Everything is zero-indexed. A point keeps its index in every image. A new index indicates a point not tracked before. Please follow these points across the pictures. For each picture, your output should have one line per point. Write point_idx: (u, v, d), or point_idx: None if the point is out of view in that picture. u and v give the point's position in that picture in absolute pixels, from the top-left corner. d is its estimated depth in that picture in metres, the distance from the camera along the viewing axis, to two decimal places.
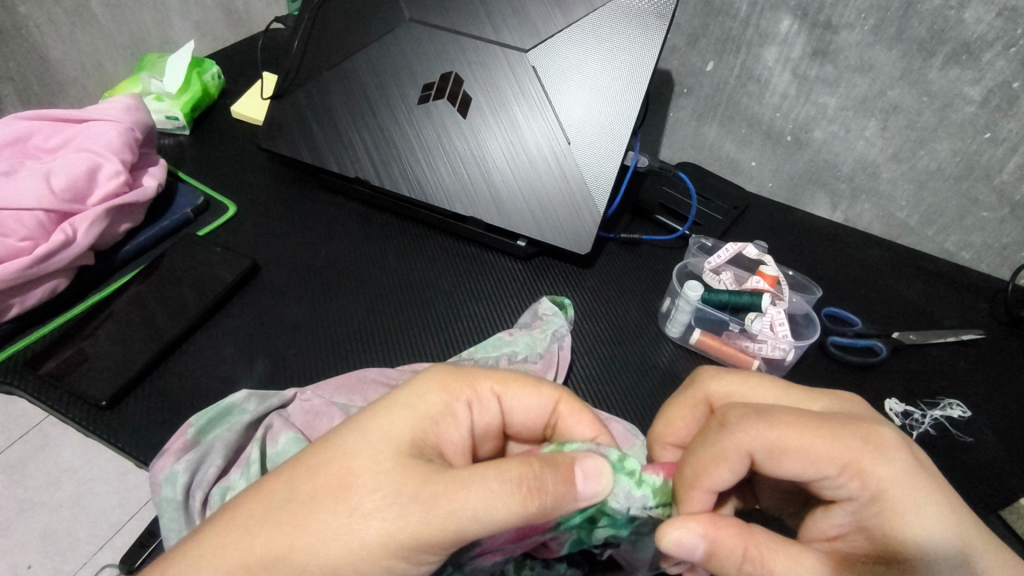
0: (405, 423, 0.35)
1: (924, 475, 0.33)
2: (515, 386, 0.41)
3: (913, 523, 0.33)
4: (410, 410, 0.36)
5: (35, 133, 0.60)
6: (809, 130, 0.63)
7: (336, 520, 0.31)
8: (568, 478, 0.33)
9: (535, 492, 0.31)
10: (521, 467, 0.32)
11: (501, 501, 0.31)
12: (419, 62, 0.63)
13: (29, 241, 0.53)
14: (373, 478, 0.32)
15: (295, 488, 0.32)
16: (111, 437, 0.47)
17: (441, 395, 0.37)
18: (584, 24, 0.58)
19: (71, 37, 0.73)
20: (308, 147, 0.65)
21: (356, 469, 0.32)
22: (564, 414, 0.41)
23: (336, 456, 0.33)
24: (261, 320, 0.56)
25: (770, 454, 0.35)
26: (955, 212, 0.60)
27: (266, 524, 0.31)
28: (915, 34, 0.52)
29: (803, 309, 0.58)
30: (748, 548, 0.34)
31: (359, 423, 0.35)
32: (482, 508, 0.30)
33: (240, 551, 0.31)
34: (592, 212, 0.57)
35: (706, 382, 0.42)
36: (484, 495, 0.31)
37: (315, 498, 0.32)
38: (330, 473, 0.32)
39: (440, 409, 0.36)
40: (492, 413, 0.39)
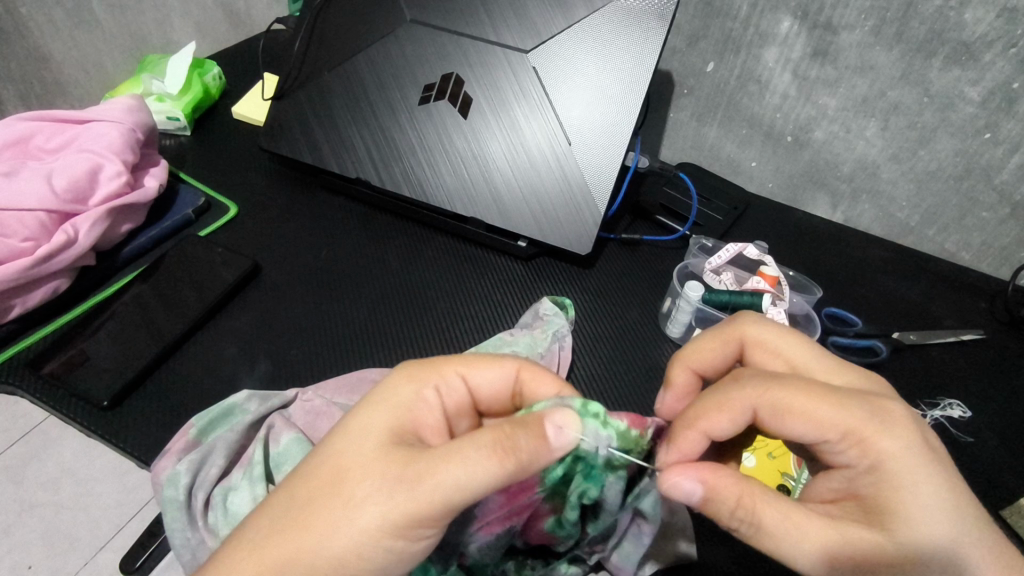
0: (381, 416, 0.35)
1: (930, 462, 0.33)
2: (477, 363, 0.39)
3: (911, 498, 0.32)
4: (385, 404, 0.36)
5: (36, 134, 0.60)
6: (810, 130, 0.63)
7: (334, 518, 0.31)
8: (540, 437, 0.33)
9: (511, 453, 0.31)
10: (492, 432, 0.32)
11: (482, 464, 0.31)
12: (420, 63, 0.63)
13: (31, 242, 0.53)
14: (361, 470, 0.32)
15: (293, 495, 0.32)
16: (112, 438, 0.47)
17: (409, 385, 0.37)
18: (584, 25, 0.58)
19: (72, 38, 0.73)
20: (308, 148, 0.65)
21: (345, 464, 0.33)
22: (529, 381, 0.40)
23: (324, 459, 0.33)
24: (262, 320, 0.57)
25: (774, 411, 0.36)
26: (955, 212, 0.60)
27: (273, 532, 0.31)
28: (915, 34, 0.52)
29: (804, 309, 0.58)
30: (742, 500, 0.33)
31: (341, 424, 0.35)
32: (464, 475, 0.31)
33: (253, 562, 0.31)
34: (592, 212, 0.57)
35: (748, 325, 0.41)
36: (462, 463, 0.31)
37: (313, 499, 0.32)
38: (322, 473, 0.33)
39: (410, 398, 0.36)
40: (460, 392, 0.39)
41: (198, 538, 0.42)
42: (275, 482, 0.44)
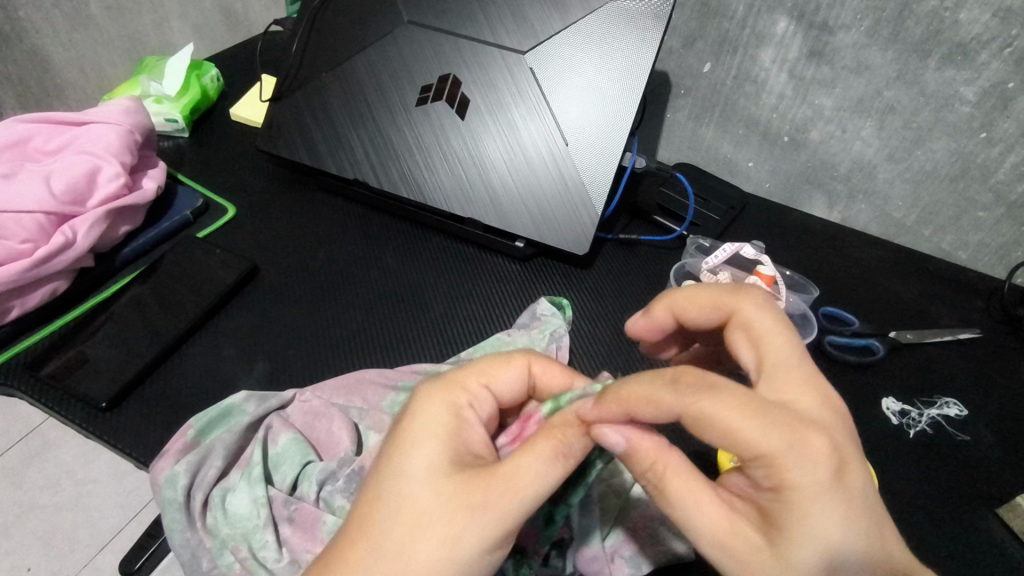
0: (434, 445, 0.35)
1: (837, 497, 0.29)
2: (494, 370, 0.40)
3: (806, 527, 0.29)
4: (430, 434, 0.36)
5: (35, 136, 0.60)
6: (807, 131, 0.63)
7: (438, 553, 0.32)
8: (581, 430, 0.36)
9: (570, 455, 0.35)
10: (550, 437, 0.35)
11: (553, 468, 0.34)
12: (417, 64, 0.63)
13: (29, 243, 0.53)
14: (447, 503, 0.33)
15: (380, 542, 0.32)
16: (111, 439, 0.48)
17: (446, 410, 0.37)
18: (581, 25, 0.58)
19: (71, 40, 0.73)
20: (306, 149, 0.65)
21: (422, 503, 0.33)
22: (541, 379, 0.42)
23: (399, 502, 0.33)
24: (260, 321, 0.57)
25: (696, 422, 0.31)
26: (951, 211, 0.60)
27: None
28: (911, 35, 0.52)
29: (800, 309, 0.59)
30: (655, 460, 0.33)
31: (394, 464, 0.34)
32: (540, 483, 0.33)
33: None
34: (590, 212, 0.57)
35: (743, 302, 0.37)
36: (536, 473, 0.33)
37: (399, 543, 0.32)
38: (399, 518, 0.33)
39: (454, 422, 0.36)
40: (488, 403, 0.39)
41: (197, 538, 0.42)
42: (274, 483, 0.44)
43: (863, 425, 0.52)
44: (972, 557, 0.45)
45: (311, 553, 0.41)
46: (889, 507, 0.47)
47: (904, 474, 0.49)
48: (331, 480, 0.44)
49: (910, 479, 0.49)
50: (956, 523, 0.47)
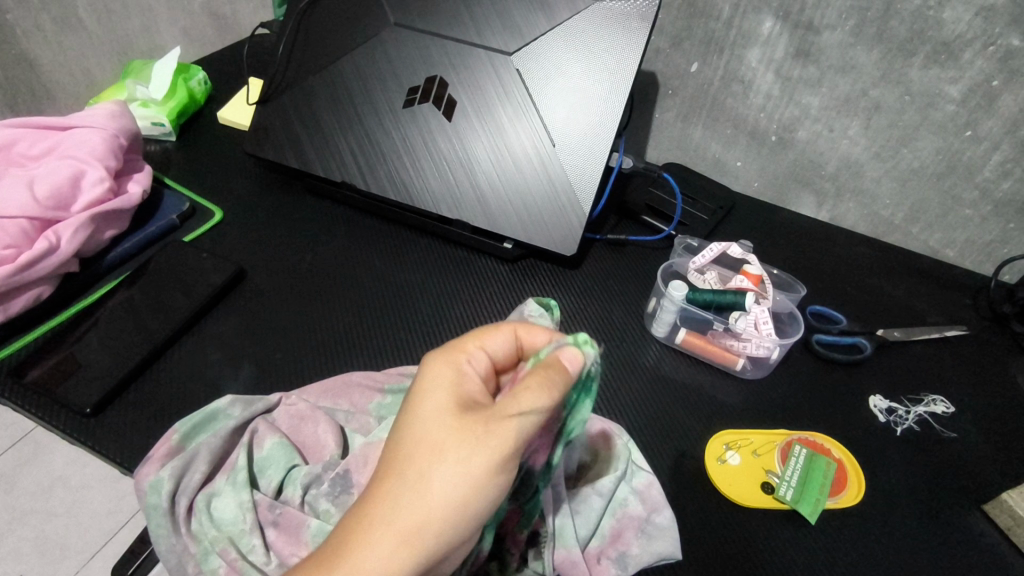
0: (437, 394, 0.34)
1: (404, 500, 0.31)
2: (486, 333, 0.38)
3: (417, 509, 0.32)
4: (439, 387, 0.35)
5: (19, 141, 0.59)
6: (794, 130, 0.64)
7: (444, 482, 0.31)
8: (562, 368, 0.35)
9: (556, 389, 0.34)
10: (536, 375, 0.34)
11: (539, 399, 0.33)
12: (404, 66, 0.63)
13: (12, 249, 0.52)
14: (449, 439, 0.32)
15: (395, 480, 0.32)
16: (97, 445, 0.47)
17: (450, 366, 0.36)
18: (567, 26, 0.59)
19: (57, 43, 0.73)
20: (293, 151, 0.65)
21: (435, 440, 0.32)
22: (530, 339, 0.39)
23: (410, 445, 0.33)
24: (248, 325, 0.57)
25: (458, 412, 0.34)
26: (938, 209, 0.61)
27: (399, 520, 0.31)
28: (895, 34, 0.53)
29: (787, 308, 0.59)
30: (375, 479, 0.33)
31: (410, 412, 0.34)
32: (533, 416, 0.33)
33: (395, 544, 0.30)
34: (578, 213, 0.57)
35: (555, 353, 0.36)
36: (528, 404, 0.33)
37: (421, 476, 0.32)
38: (419, 453, 0.32)
39: (455, 376, 0.36)
40: (486, 363, 0.37)
41: (183, 544, 0.42)
42: (259, 487, 0.44)
43: (851, 424, 0.52)
44: (959, 554, 0.46)
45: (295, 556, 0.41)
46: (878, 505, 0.47)
47: (892, 471, 0.49)
48: (316, 483, 0.44)
49: (898, 477, 0.49)
50: (942, 520, 0.47)
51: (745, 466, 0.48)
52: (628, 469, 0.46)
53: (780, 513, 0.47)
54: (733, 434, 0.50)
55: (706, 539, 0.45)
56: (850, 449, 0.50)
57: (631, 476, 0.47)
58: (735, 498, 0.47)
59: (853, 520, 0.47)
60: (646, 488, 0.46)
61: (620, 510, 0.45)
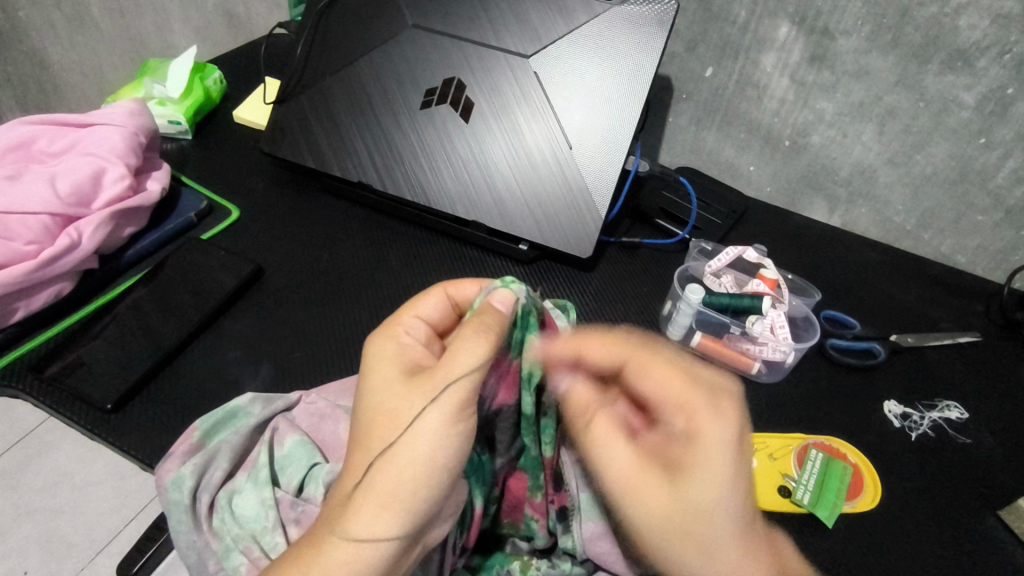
0: (385, 368, 0.39)
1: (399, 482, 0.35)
2: (419, 301, 0.43)
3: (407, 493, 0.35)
4: (387, 360, 0.39)
5: (39, 138, 0.59)
6: (807, 135, 0.64)
7: (406, 445, 0.35)
8: (495, 312, 0.37)
9: (490, 331, 0.36)
10: (468, 326, 0.36)
11: (476, 346, 0.36)
12: (421, 67, 0.63)
13: (34, 245, 0.53)
14: (401, 403, 0.36)
15: (368, 452, 0.36)
16: (116, 441, 0.48)
17: (391, 341, 0.40)
18: (586, 30, 0.59)
19: (73, 40, 0.73)
20: (310, 151, 0.65)
21: (391, 406, 0.37)
22: (460, 294, 0.43)
23: (369, 417, 0.37)
24: (265, 323, 0.57)
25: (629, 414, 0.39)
26: (951, 215, 0.61)
27: (377, 485, 0.35)
28: (911, 41, 0.53)
29: (803, 312, 0.59)
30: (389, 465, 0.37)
31: (365, 386, 0.39)
32: (470, 362, 0.35)
33: (377, 513, 0.34)
34: (593, 215, 0.58)
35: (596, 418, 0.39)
36: (467, 353, 0.35)
37: (389, 445, 0.35)
38: (382, 421, 0.36)
39: (397, 349, 0.40)
40: (424, 329, 0.42)
41: (203, 540, 0.42)
42: (280, 485, 0.44)
43: (866, 429, 0.52)
44: (973, 558, 0.46)
45: None
46: (891, 509, 0.48)
47: (906, 475, 0.50)
48: (338, 481, 0.43)
49: (912, 481, 0.49)
50: (956, 524, 0.47)
51: (760, 470, 0.49)
52: None
53: (797, 516, 0.47)
54: (750, 437, 0.51)
55: None
56: (865, 453, 0.51)
57: None
58: None
59: (867, 523, 0.47)
60: None
61: None
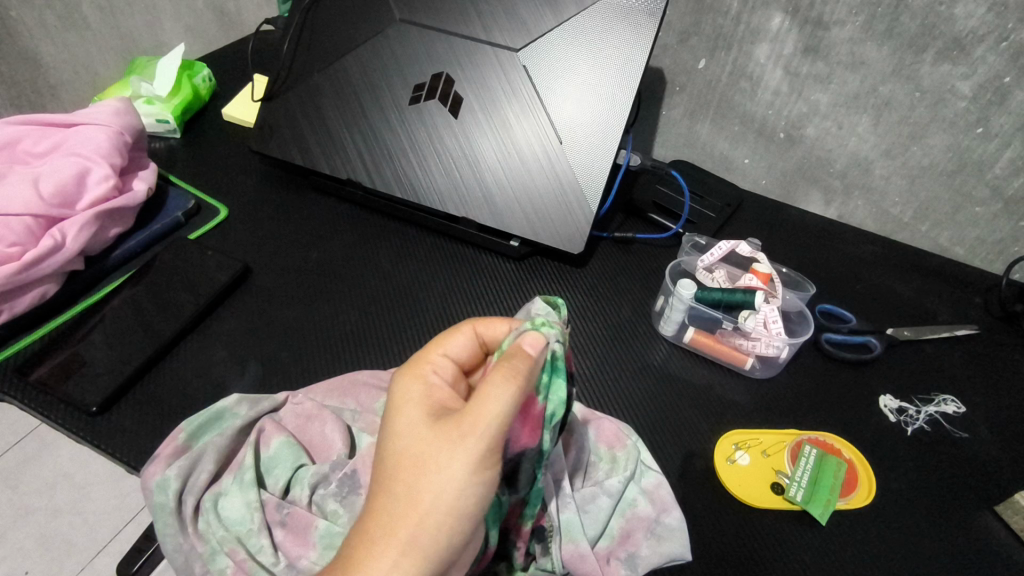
0: (411, 410, 0.35)
1: (405, 552, 0.31)
2: (445, 338, 0.39)
3: (415, 549, 0.32)
4: (410, 401, 0.36)
5: (23, 139, 0.59)
6: (802, 127, 0.63)
7: (431, 489, 0.32)
8: (525, 355, 0.34)
9: (521, 376, 0.33)
10: (498, 368, 0.33)
11: (506, 392, 0.32)
12: (409, 63, 0.63)
13: (17, 247, 0.52)
14: (428, 446, 0.33)
15: (391, 493, 0.33)
16: (101, 444, 0.47)
17: (416, 380, 0.37)
18: (573, 23, 0.58)
19: (62, 39, 0.72)
20: (298, 148, 0.65)
21: (416, 449, 0.33)
22: (491, 333, 0.40)
23: (394, 461, 0.34)
24: (254, 323, 0.56)
25: None
26: (949, 207, 0.60)
27: (399, 528, 0.32)
28: (906, 30, 0.52)
29: (797, 306, 0.58)
30: None
31: (388, 427, 0.36)
32: (501, 408, 0.32)
33: (398, 557, 0.31)
34: (584, 211, 0.57)
35: None
36: (497, 400, 0.32)
37: (412, 491, 0.33)
38: (404, 465, 0.33)
39: (424, 389, 0.37)
40: (452, 368, 0.39)
41: (189, 543, 0.42)
42: (265, 487, 0.44)
43: (862, 424, 0.52)
44: (969, 555, 0.45)
45: (304, 558, 0.41)
46: (889, 506, 0.47)
47: (903, 471, 0.49)
48: (324, 483, 0.43)
49: (908, 477, 0.49)
50: (952, 521, 0.47)
51: (754, 467, 0.48)
52: (637, 468, 0.46)
53: (791, 514, 0.46)
54: (743, 434, 0.50)
55: (715, 540, 0.45)
56: (859, 448, 0.50)
57: (640, 475, 0.46)
58: (748, 500, 0.46)
59: (863, 521, 0.46)
60: (655, 489, 0.46)
61: (629, 511, 0.45)
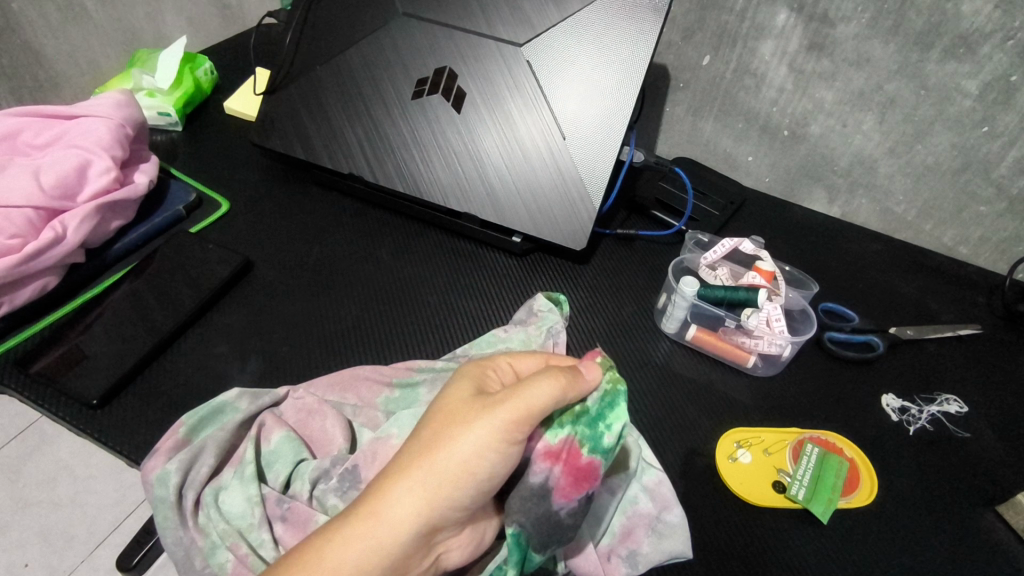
0: (458, 383, 0.37)
1: (415, 487, 0.32)
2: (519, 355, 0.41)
3: (419, 484, 0.32)
4: (461, 375, 0.38)
5: (24, 130, 0.59)
6: (806, 124, 0.63)
7: (454, 440, 0.33)
8: (580, 376, 0.37)
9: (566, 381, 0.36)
10: (553, 372, 0.36)
11: (551, 387, 0.35)
12: (412, 57, 0.62)
13: (18, 239, 0.52)
14: (465, 406, 0.35)
15: (414, 446, 0.34)
16: (102, 437, 0.47)
17: (475, 365, 0.39)
18: (577, 18, 0.58)
19: (62, 31, 0.72)
20: (300, 142, 0.64)
21: (452, 407, 0.35)
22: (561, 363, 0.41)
23: (429, 415, 0.35)
24: (254, 318, 0.56)
25: None
26: (952, 206, 0.60)
27: (413, 465, 0.33)
28: (912, 27, 0.52)
29: (801, 304, 0.58)
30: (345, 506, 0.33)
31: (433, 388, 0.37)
32: (543, 397, 0.34)
33: (406, 492, 0.32)
34: (588, 207, 0.57)
35: None
36: (541, 389, 0.35)
37: (435, 437, 0.34)
38: (440, 417, 0.35)
39: (478, 370, 0.38)
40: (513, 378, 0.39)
41: (190, 537, 0.42)
42: (266, 481, 0.44)
43: (864, 423, 0.51)
44: (970, 555, 0.45)
45: None
46: (891, 506, 0.47)
47: (905, 471, 0.49)
48: (324, 478, 0.43)
49: (910, 476, 0.49)
50: (954, 521, 0.46)
51: (756, 465, 0.48)
52: (639, 465, 0.46)
53: (793, 513, 0.46)
54: (744, 432, 0.50)
55: (716, 539, 0.44)
56: (861, 447, 0.50)
57: (642, 473, 0.46)
58: (747, 497, 0.46)
59: (864, 520, 0.46)
60: (656, 486, 0.45)
61: (630, 508, 0.45)
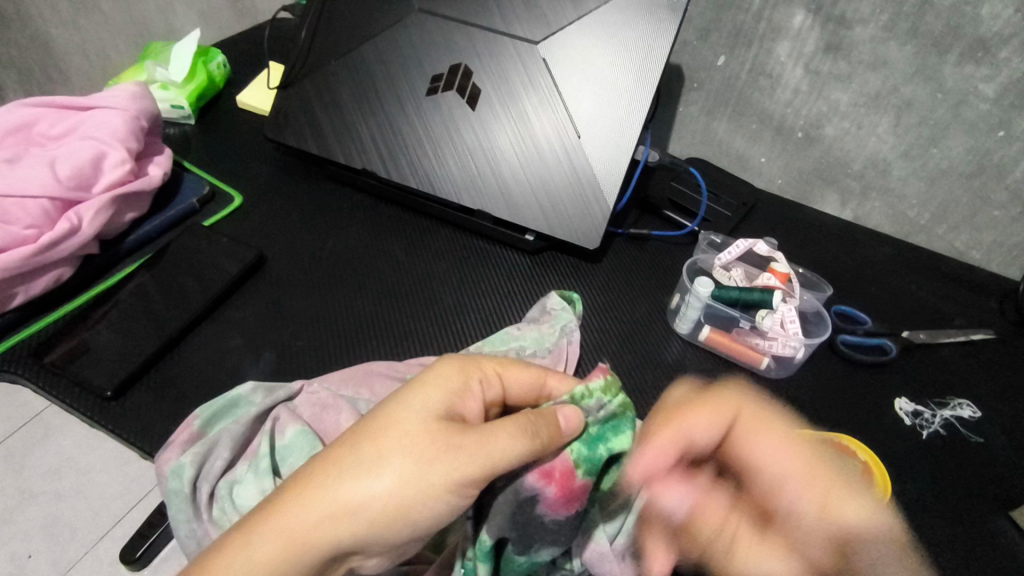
0: (430, 395, 0.38)
1: (353, 502, 0.34)
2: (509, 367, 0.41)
3: (358, 499, 0.34)
4: (438, 388, 0.38)
5: (39, 120, 0.59)
6: (821, 126, 0.62)
7: (405, 468, 0.35)
8: (558, 427, 0.38)
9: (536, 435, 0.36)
10: (526, 422, 0.37)
11: (517, 445, 0.36)
12: (427, 53, 0.62)
13: (34, 229, 0.52)
14: (425, 434, 0.36)
15: (362, 454, 0.36)
16: (114, 428, 0.47)
17: (461, 376, 0.39)
18: (595, 16, 0.58)
19: (75, 22, 0.72)
20: (314, 137, 0.64)
21: (415, 429, 0.36)
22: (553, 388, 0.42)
23: (387, 421, 0.36)
24: (267, 312, 0.56)
25: None
26: (966, 210, 0.60)
27: (355, 479, 0.35)
28: (930, 29, 0.51)
29: (814, 306, 0.58)
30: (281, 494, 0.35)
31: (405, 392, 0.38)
32: (504, 454, 0.36)
33: (342, 506, 0.34)
34: (601, 207, 0.56)
35: None
36: (506, 446, 0.36)
37: (384, 455, 0.35)
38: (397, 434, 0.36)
39: (460, 385, 0.39)
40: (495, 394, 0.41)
41: (204, 529, 0.42)
42: (282, 475, 0.43)
43: (876, 427, 0.51)
44: (982, 560, 0.45)
45: None
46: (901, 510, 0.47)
47: (915, 474, 0.49)
48: None
49: (921, 481, 0.48)
50: (965, 526, 0.46)
51: None
52: None
53: None
54: None
55: None
56: (875, 451, 0.50)
57: None
58: None
59: None
60: None
61: None
